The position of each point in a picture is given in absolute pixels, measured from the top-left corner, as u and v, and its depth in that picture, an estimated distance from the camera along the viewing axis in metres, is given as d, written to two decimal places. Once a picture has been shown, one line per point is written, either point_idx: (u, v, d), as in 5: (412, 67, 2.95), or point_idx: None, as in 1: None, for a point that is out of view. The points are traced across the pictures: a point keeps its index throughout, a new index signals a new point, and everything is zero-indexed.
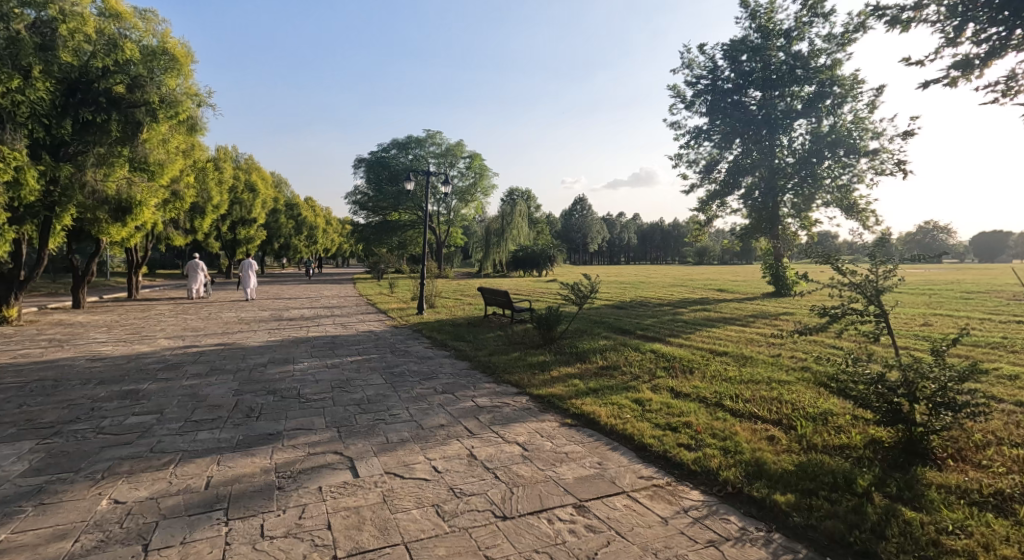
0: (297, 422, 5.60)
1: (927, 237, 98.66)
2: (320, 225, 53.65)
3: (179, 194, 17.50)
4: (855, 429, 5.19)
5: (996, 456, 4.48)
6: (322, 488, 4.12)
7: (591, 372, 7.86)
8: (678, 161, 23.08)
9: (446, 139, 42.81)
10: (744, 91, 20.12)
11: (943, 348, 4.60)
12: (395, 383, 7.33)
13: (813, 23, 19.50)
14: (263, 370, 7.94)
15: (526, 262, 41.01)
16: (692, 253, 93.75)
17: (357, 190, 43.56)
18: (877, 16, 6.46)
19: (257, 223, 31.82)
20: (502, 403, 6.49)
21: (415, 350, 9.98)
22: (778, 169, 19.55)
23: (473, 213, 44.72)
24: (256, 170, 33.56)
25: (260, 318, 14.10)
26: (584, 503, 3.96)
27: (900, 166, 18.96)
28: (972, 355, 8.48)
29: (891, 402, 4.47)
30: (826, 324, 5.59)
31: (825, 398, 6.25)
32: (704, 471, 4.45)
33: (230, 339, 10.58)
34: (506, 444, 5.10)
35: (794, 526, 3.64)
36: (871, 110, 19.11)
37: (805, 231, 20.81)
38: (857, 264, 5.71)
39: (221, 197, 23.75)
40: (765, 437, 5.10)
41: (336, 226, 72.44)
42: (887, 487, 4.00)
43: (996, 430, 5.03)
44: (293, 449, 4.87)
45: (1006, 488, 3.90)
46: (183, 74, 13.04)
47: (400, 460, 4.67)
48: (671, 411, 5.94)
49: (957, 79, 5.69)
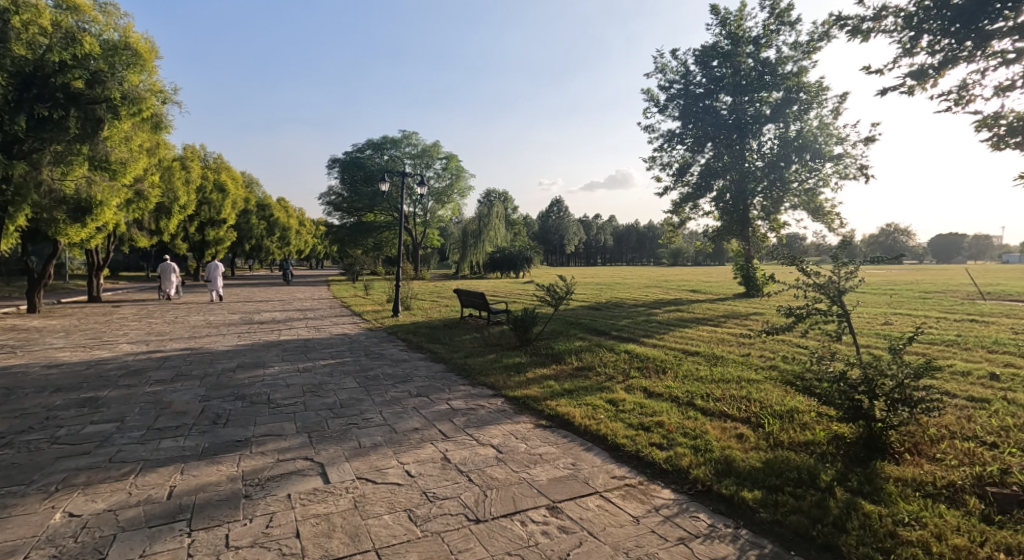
0: (266, 428, 5.48)
1: (889, 238, 102.49)
2: (292, 226, 52.64)
3: (143, 194, 16.95)
4: (820, 426, 5.34)
5: (949, 449, 4.66)
6: (291, 495, 4.03)
7: (566, 373, 7.91)
8: (651, 164, 23.38)
9: (422, 139, 42.53)
10: (715, 96, 20.48)
11: (901, 347, 4.76)
12: (369, 387, 7.23)
13: (780, 30, 20.02)
14: (232, 375, 7.75)
15: (504, 264, 41.47)
16: (666, 254, 95.32)
17: (331, 191, 42.86)
18: (839, 26, 6.66)
19: (227, 224, 31.03)
20: (477, 406, 6.47)
21: (390, 353, 9.88)
22: (748, 172, 20.01)
23: (450, 214, 44.58)
24: (226, 170, 32.74)
25: (230, 322, 13.78)
26: (557, 504, 3.98)
27: (863, 170, 19.63)
28: (928, 352, 8.85)
29: (852, 399, 4.60)
30: (791, 324, 5.73)
31: (790, 396, 6.41)
32: (675, 470, 4.51)
33: (197, 343, 10.28)
34: (480, 447, 5.09)
35: (760, 522, 3.73)
36: (835, 116, 19.71)
37: (773, 233, 21.39)
38: (821, 266, 5.88)
39: (188, 197, 23.09)
40: (734, 435, 5.20)
41: (310, 227, 71.26)
42: (849, 482, 4.12)
43: (950, 424, 5.25)
44: (262, 456, 4.76)
45: (958, 480, 4.07)
46: (147, 70, 12.67)
47: (373, 464, 4.61)
48: (644, 411, 6.01)
49: (914, 88, 5.90)
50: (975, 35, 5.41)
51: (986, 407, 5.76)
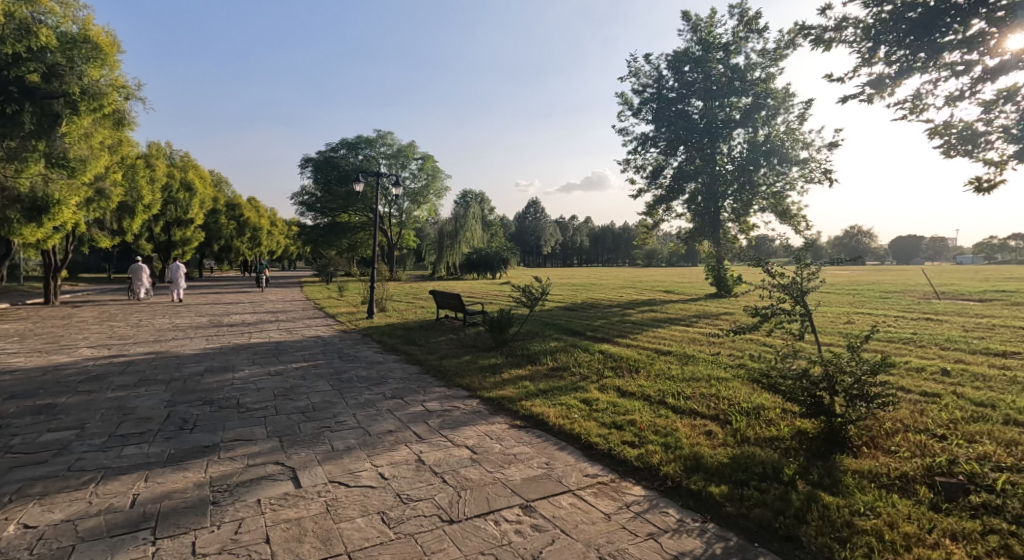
0: (235, 433, 5.38)
1: (853, 238, 106.25)
2: (264, 227, 51.54)
3: (104, 193, 16.40)
4: (785, 422, 5.51)
5: (902, 442, 4.88)
6: (261, 500, 3.97)
7: (541, 374, 7.97)
8: (626, 166, 23.61)
9: (397, 139, 42.07)
10: (687, 100, 20.87)
11: (859, 344, 4.97)
12: (343, 390, 7.14)
13: (748, 37, 20.54)
14: (199, 379, 7.56)
15: (480, 266, 41.51)
16: (641, 255, 96.52)
17: (304, 191, 42.19)
18: (803, 35, 6.91)
19: (194, 224, 30.20)
20: (452, 407, 6.46)
21: (365, 355, 9.78)
22: (718, 175, 20.48)
23: (425, 215, 44.37)
24: (193, 168, 31.87)
25: (198, 324, 13.43)
26: (531, 503, 4.02)
27: (827, 175, 20.29)
28: (886, 349, 9.23)
29: (814, 395, 4.77)
30: (757, 323, 5.90)
31: (757, 393, 6.60)
32: (646, 467, 4.61)
33: (162, 347, 9.96)
34: (455, 448, 5.09)
35: (726, 516, 3.84)
36: (801, 121, 20.31)
37: (743, 235, 21.94)
38: (786, 267, 6.07)
39: (152, 196, 22.39)
40: (703, 432, 5.34)
41: (283, 227, 69.86)
42: (810, 475, 4.28)
43: (904, 418, 5.49)
44: (231, 461, 4.66)
45: (912, 471, 4.26)
46: (108, 65, 12.25)
47: (345, 468, 4.58)
48: (617, 410, 6.10)
49: (872, 96, 6.17)
50: (927, 47, 5.69)
51: (938, 401, 6.05)
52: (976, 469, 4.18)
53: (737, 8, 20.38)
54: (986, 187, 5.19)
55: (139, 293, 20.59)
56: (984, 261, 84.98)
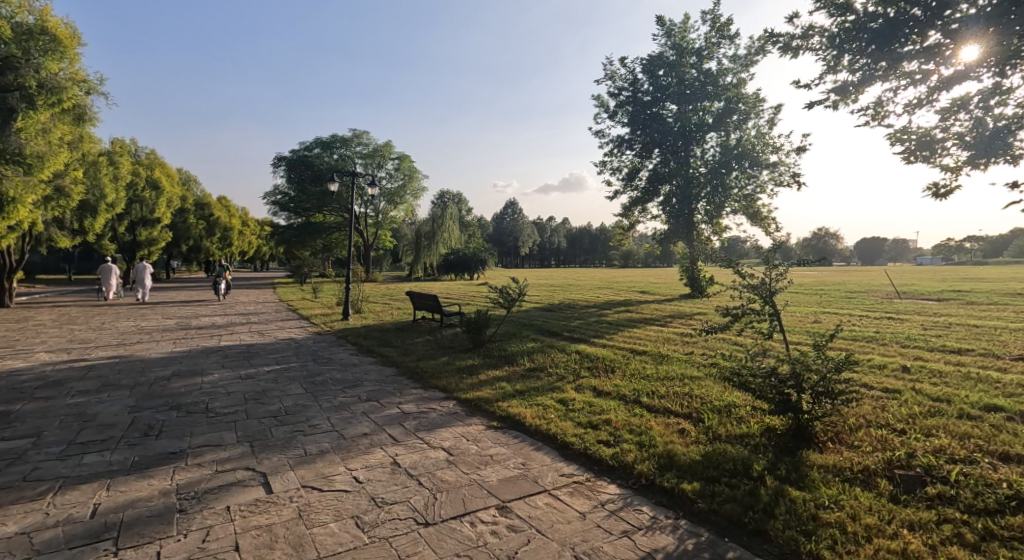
0: (203, 438, 5.25)
1: (821, 238, 109.32)
2: (236, 227, 50.37)
3: (64, 191, 15.78)
4: (754, 419, 5.65)
5: (865, 437, 5.05)
6: (230, 507, 3.89)
7: (518, 374, 7.99)
8: (602, 168, 23.79)
9: (373, 139, 41.56)
10: (662, 104, 21.11)
11: (824, 343, 5.13)
12: (317, 393, 7.03)
13: (720, 43, 20.99)
14: (165, 384, 7.34)
15: (458, 266, 41.27)
16: (618, 256, 97.45)
17: (276, 190, 41.40)
18: (772, 42, 7.11)
19: (162, 224, 29.22)
20: (428, 409, 6.42)
21: (339, 357, 9.65)
22: (692, 178, 20.70)
23: (402, 215, 44.07)
24: (160, 166, 30.93)
25: (165, 327, 13.06)
26: (507, 504, 4.03)
27: (796, 178, 20.82)
28: (850, 347, 9.57)
29: (782, 393, 4.89)
30: (728, 323, 6.02)
31: (729, 391, 6.75)
32: (620, 466, 4.66)
33: (125, 351, 9.64)
34: (431, 450, 5.06)
35: (698, 512, 3.91)
36: (771, 126, 20.83)
37: (716, 236, 22.41)
38: (755, 267, 6.21)
39: (116, 195, 21.67)
40: (676, 430, 5.44)
41: (255, 227, 68.37)
42: (778, 470, 4.39)
43: (867, 414, 5.69)
44: (199, 468, 4.55)
45: (873, 465, 4.42)
46: (68, 58, 11.90)
47: (319, 472, 4.51)
48: (593, 409, 6.16)
49: (837, 102, 6.38)
50: (888, 56, 5.92)
51: (898, 397, 6.28)
52: (932, 462, 4.37)
53: (709, 14, 20.78)
54: (943, 192, 5.44)
55: (105, 295, 20.16)
56: (943, 262, 88.52)
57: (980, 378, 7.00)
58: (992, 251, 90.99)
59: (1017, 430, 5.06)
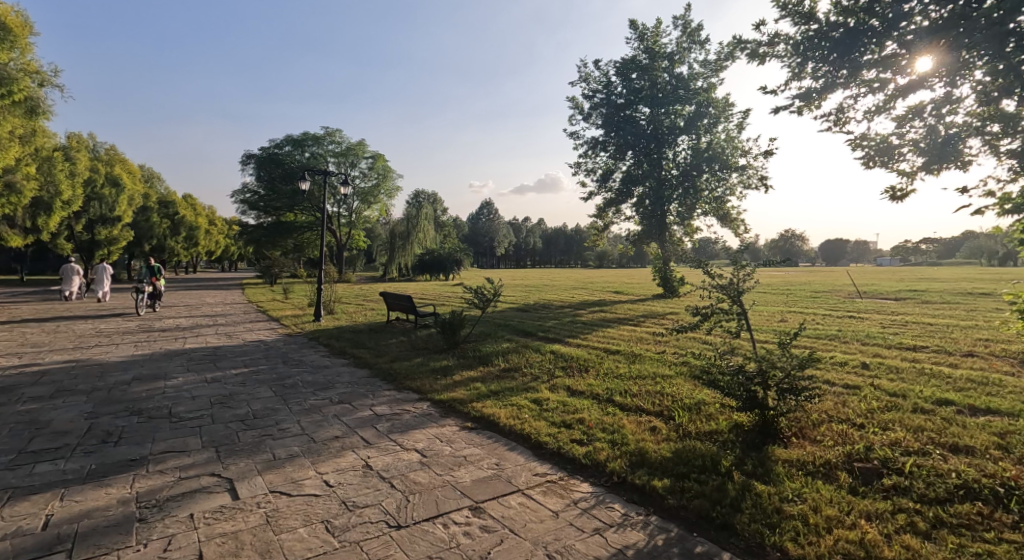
0: (166, 444, 5.10)
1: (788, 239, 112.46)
2: (202, 226, 48.95)
3: (14, 187, 15.07)
4: (723, 416, 5.77)
5: (827, 431, 5.22)
6: (194, 514, 3.78)
7: (493, 375, 7.98)
8: (577, 169, 23.94)
9: (346, 138, 40.94)
10: (635, 107, 21.38)
11: (788, 341, 5.29)
12: (287, 396, 6.88)
13: (691, 48, 21.39)
14: (126, 389, 7.09)
15: (433, 266, 40.88)
16: (593, 256, 98.27)
17: (245, 188, 40.37)
18: (739, 49, 7.30)
19: (122, 222, 28.12)
20: (402, 411, 6.36)
21: (310, 359, 9.48)
22: (664, 180, 21.21)
23: (376, 215, 43.60)
24: (120, 163, 29.81)
25: (125, 330, 12.59)
26: (480, 504, 4.02)
27: (763, 181, 21.36)
28: (814, 345, 9.89)
29: (749, 390, 5.01)
30: (697, 323, 6.13)
31: (698, 389, 6.89)
32: (593, 464, 4.70)
33: (82, 355, 9.24)
34: (404, 452, 5.02)
35: (668, 508, 3.98)
36: (740, 130, 21.30)
37: (687, 237, 22.82)
38: (723, 268, 6.36)
39: (72, 192, 20.82)
40: (648, 428, 5.52)
41: (223, 226, 66.54)
42: (745, 466, 4.51)
43: (829, 409, 5.89)
44: (161, 475, 4.41)
45: (833, 458, 4.57)
46: (19, 47, 11.40)
47: (288, 477, 4.43)
48: (567, 408, 6.21)
49: (801, 108, 6.58)
50: (849, 64, 6.19)
51: (858, 392, 6.52)
52: (888, 454, 4.55)
53: (680, 19, 21.14)
54: (900, 195, 5.64)
55: (65, 294, 19.27)
56: (902, 263, 92.05)
57: (933, 372, 7.33)
58: (945, 251, 95.50)
59: (966, 422, 5.31)
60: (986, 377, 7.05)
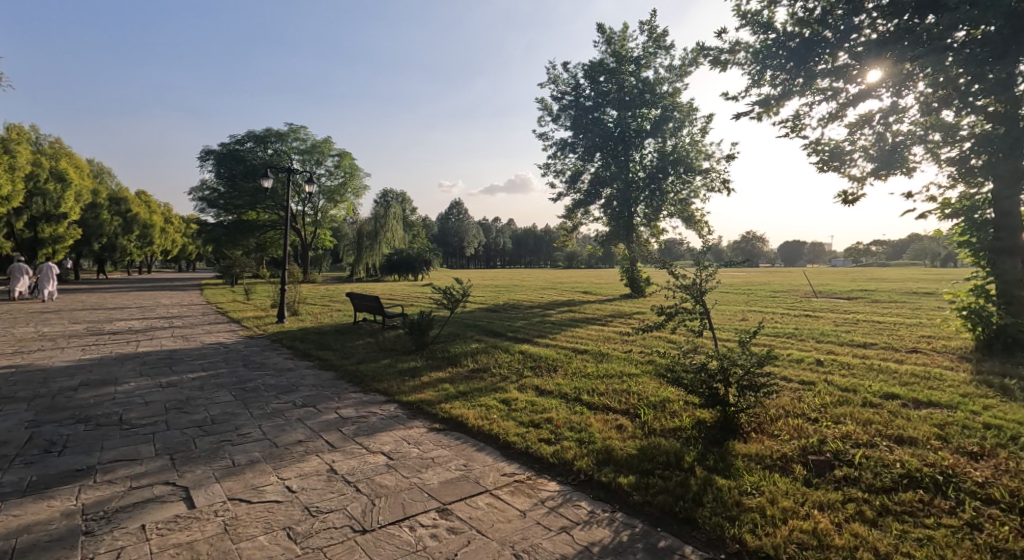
0: (116, 452, 4.89)
1: (750, 241, 115.98)
2: (157, 224, 46.99)
3: None
4: (686, 413, 5.91)
5: (784, 426, 5.41)
6: (146, 525, 3.64)
7: (462, 376, 7.94)
8: (546, 170, 24.04)
9: (311, 135, 40.02)
10: (602, 109, 21.72)
11: (748, 339, 5.45)
12: (247, 400, 6.69)
13: (657, 53, 21.80)
14: (71, 396, 6.74)
15: (401, 266, 40.38)
16: (562, 257, 99.06)
17: (204, 185, 39.06)
18: (702, 56, 7.50)
19: (69, 219, 26.79)
20: (368, 413, 6.27)
21: (273, 362, 9.23)
22: (631, 182, 21.52)
23: (342, 214, 42.80)
24: (65, 157, 28.35)
25: (72, 333, 11.95)
26: (447, 506, 4.01)
27: (726, 184, 21.95)
28: (772, 343, 10.22)
29: (710, 387, 5.15)
30: (662, 321, 6.25)
31: (663, 387, 7.03)
32: (561, 462, 4.75)
33: (22, 361, 8.73)
34: (370, 455, 4.95)
35: (633, 504, 4.05)
36: (703, 134, 21.81)
37: (653, 238, 23.22)
38: (687, 269, 6.51)
39: (12, 187, 19.67)
40: (614, 426, 5.61)
41: (180, 223, 64.10)
42: (707, 461, 4.62)
43: (785, 404, 6.10)
44: (110, 485, 4.23)
45: (789, 452, 4.73)
46: None
47: (247, 483, 4.30)
48: (535, 408, 6.24)
49: (761, 114, 6.82)
50: (804, 75, 6.71)
51: (813, 388, 6.78)
52: (840, 446, 4.76)
53: (646, 25, 21.52)
54: (851, 199, 6.33)
55: (41, 294, 19.03)
56: (855, 264, 96.19)
57: (882, 368, 7.70)
58: (893, 252, 100.62)
59: (910, 415, 5.60)
60: (929, 371, 7.46)
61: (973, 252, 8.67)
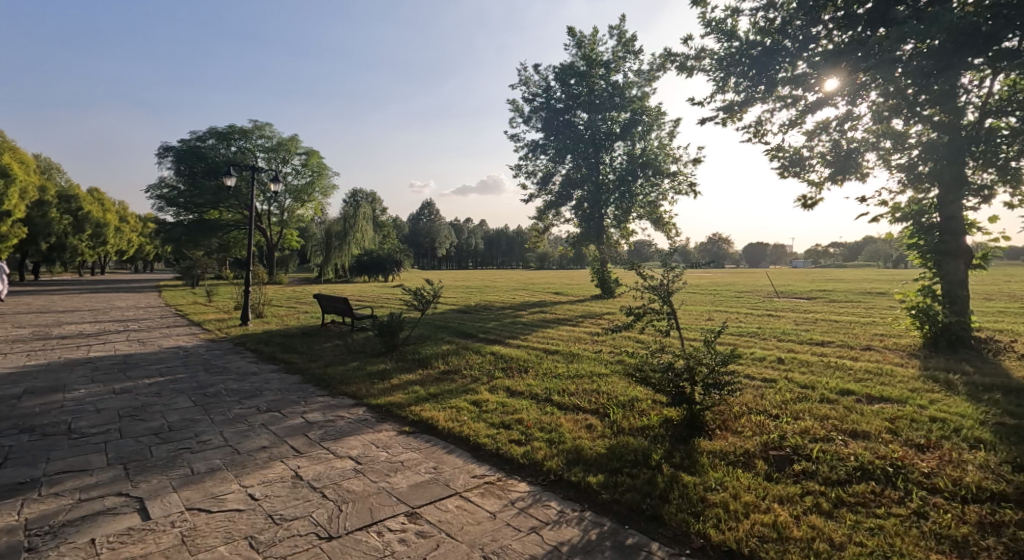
0: (65, 463, 4.65)
1: (716, 242, 118.65)
2: (113, 222, 45.05)
3: None
4: (653, 412, 6.00)
5: (746, 423, 5.55)
6: (95, 539, 3.47)
7: (432, 378, 7.87)
8: (517, 171, 24.09)
9: (277, 132, 39.10)
10: (573, 112, 21.99)
11: (712, 339, 5.57)
12: (208, 406, 6.46)
13: (625, 57, 22.10)
14: (16, 404, 6.39)
15: (370, 267, 39.92)
16: (534, 258, 99.39)
17: (162, 183, 37.72)
18: (669, 62, 7.65)
19: (13, 217, 25.45)
20: (335, 417, 6.15)
21: (236, 366, 8.95)
22: (601, 184, 21.77)
23: (310, 214, 41.95)
24: (10, 151, 26.92)
25: (17, 338, 11.31)
26: (416, 510, 3.96)
27: (692, 187, 22.42)
28: (736, 342, 10.47)
29: (677, 386, 5.25)
30: (631, 322, 6.31)
31: (632, 386, 7.13)
32: (531, 463, 4.75)
33: None
34: (337, 460, 4.85)
35: (602, 503, 4.08)
36: (671, 138, 22.20)
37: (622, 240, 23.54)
38: (654, 270, 6.60)
39: None
40: (584, 426, 5.65)
41: (137, 223, 61.57)
42: (673, 458, 4.71)
43: (748, 402, 6.26)
44: (57, 498, 4.01)
45: (752, 448, 4.86)
46: None
47: (207, 492, 4.15)
48: (506, 409, 6.23)
49: (725, 120, 6.98)
50: (765, 82, 6.99)
51: (774, 385, 6.99)
52: (799, 442, 4.92)
53: (615, 29, 21.79)
54: (811, 203, 6.52)
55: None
56: (814, 264, 99.69)
57: (837, 365, 8.01)
58: (850, 253, 104.74)
59: (863, 409, 5.82)
60: (881, 368, 7.81)
61: (919, 254, 9.09)
